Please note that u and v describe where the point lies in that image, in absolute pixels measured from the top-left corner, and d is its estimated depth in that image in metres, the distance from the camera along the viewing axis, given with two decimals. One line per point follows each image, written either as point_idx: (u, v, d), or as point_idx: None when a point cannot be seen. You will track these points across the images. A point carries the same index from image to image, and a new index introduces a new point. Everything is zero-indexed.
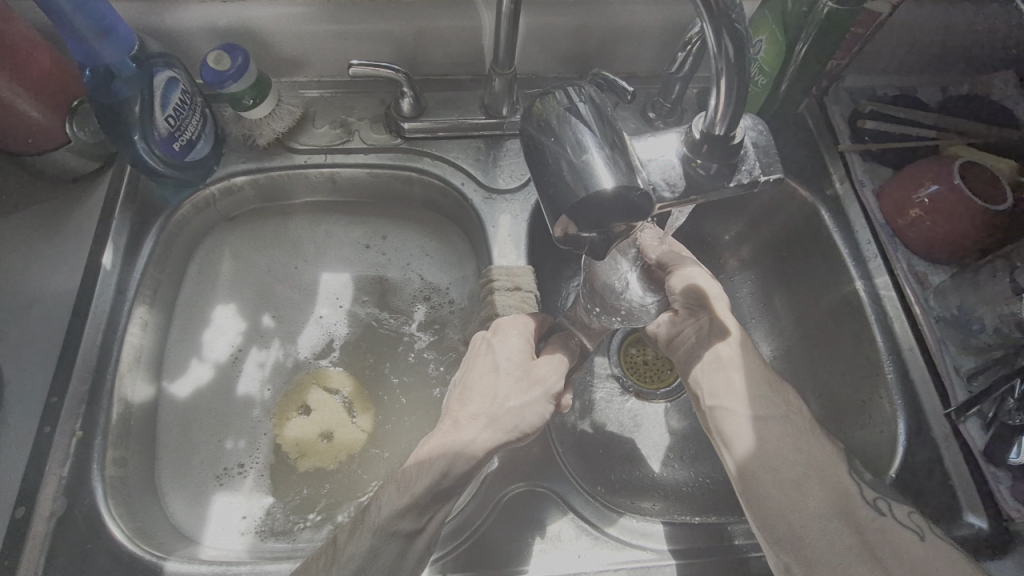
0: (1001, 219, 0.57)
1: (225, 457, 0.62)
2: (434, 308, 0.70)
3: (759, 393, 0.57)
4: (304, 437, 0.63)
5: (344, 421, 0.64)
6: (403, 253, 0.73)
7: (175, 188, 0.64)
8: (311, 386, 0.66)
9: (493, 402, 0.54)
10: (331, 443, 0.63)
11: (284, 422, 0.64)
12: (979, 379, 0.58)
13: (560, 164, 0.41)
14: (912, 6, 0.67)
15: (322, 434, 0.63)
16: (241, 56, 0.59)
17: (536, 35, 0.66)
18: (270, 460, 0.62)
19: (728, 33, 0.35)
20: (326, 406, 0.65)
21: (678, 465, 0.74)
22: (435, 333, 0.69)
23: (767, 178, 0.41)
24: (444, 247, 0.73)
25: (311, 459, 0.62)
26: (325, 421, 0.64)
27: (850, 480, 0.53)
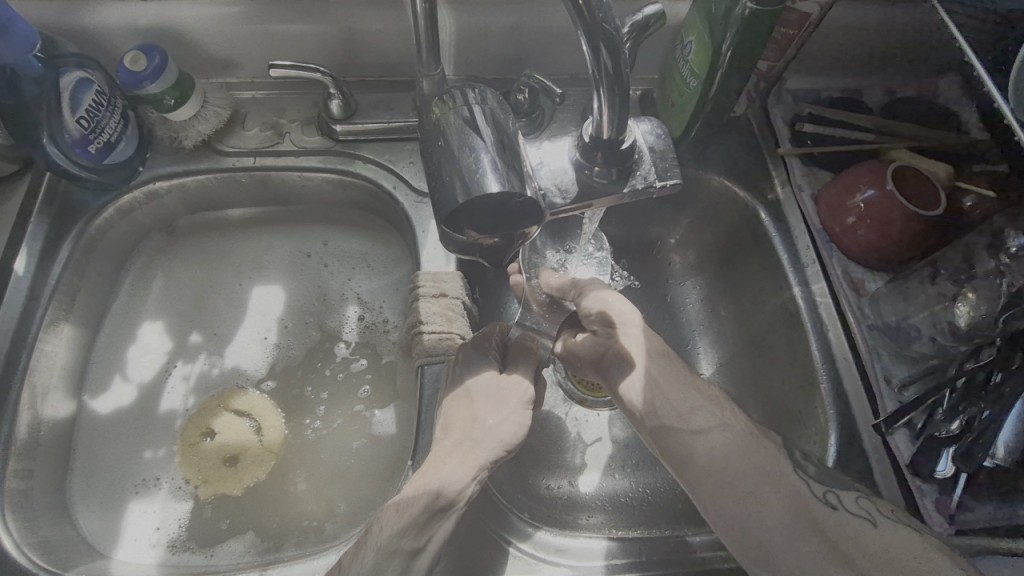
0: (931, 225, 0.57)
1: (143, 468, 0.61)
2: (366, 317, 0.69)
3: (693, 405, 0.52)
4: (206, 463, 0.61)
5: (254, 449, 0.62)
6: (337, 259, 0.71)
7: (96, 191, 0.63)
8: (217, 410, 0.64)
9: (472, 424, 0.53)
10: (235, 469, 0.61)
11: (190, 447, 0.62)
12: (911, 390, 0.56)
13: (451, 172, 0.40)
14: (853, 7, 0.66)
15: (227, 458, 0.62)
16: (158, 56, 0.58)
17: (468, 37, 0.64)
18: (187, 471, 0.61)
19: (605, 43, 0.34)
20: (231, 430, 0.63)
21: (619, 476, 0.71)
22: (366, 341, 0.68)
23: (662, 184, 0.41)
24: (380, 253, 0.72)
25: (216, 488, 0.60)
26: (228, 446, 0.62)
27: (797, 479, 0.49)
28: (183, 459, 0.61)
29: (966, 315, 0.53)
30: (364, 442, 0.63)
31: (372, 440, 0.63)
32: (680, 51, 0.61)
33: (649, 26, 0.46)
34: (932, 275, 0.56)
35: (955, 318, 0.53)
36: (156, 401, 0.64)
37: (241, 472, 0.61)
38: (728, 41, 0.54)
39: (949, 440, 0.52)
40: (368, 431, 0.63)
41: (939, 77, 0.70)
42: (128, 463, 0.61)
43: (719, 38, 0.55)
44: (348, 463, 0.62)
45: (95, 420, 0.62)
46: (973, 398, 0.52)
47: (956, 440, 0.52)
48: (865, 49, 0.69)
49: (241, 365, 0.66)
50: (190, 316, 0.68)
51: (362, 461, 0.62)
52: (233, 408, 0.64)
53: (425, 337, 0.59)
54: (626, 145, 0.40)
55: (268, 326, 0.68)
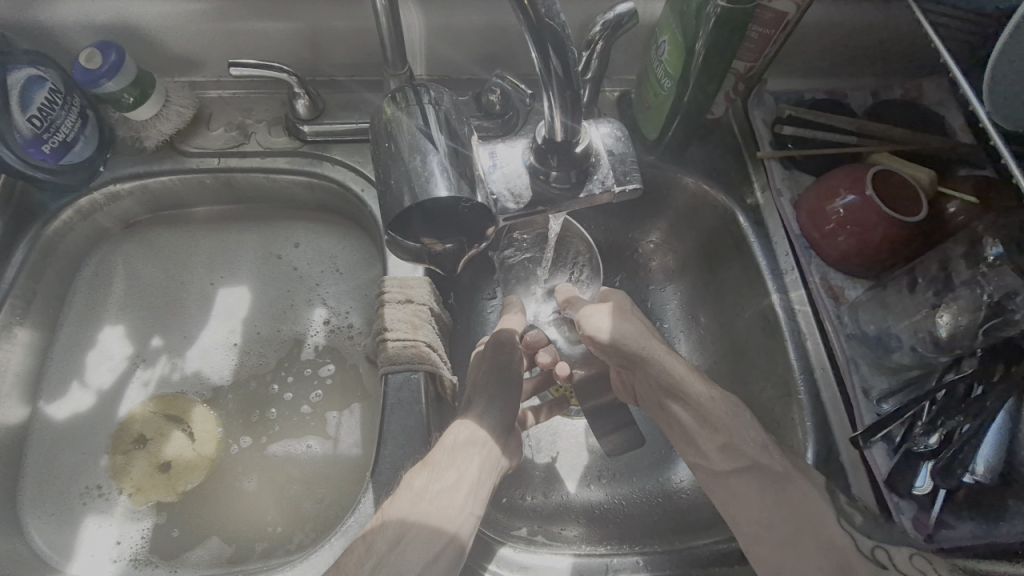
0: (915, 232, 0.54)
1: (92, 474, 0.59)
2: (333, 324, 0.67)
3: (724, 444, 0.54)
4: (141, 471, 0.59)
5: (187, 454, 0.60)
6: (305, 263, 0.69)
7: (54, 192, 0.61)
8: (151, 416, 0.62)
9: (459, 471, 0.53)
10: (170, 476, 0.59)
11: (120, 456, 0.60)
12: (890, 402, 0.54)
13: (399, 176, 0.39)
14: (837, 6, 0.63)
15: (160, 465, 0.60)
16: (114, 53, 0.56)
17: (438, 34, 0.62)
18: (138, 482, 0.59)
19: (552, 46, 0.34)
20: (166, 438, 0.61)
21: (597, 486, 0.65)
22: (333, 349, 0.66)
23: (620, 188, 0.42)
24: (349, 256, 0.70)
25: (148, 497, 0.58)
26: (162, 453, 0.60)
27: (841, 532, 0.48)
28: (115, 470, 0.59)
29: (948, 323, 0.52)
30: (326, 452, 0.61)
31: (335, 451, 0.61)
32: (654, 51, 0.59)
33: (621, 24, 0.43)
34: (911, 284, 0.55)
35: (937, 326, 0.53)
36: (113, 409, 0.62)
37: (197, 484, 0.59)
38: (700, 41, 0.53)
39: (928, 455, 0.50)
40: (331, 441, 0.61)
41: (927, 79, 0.68)
42: (84, 472, 0.59)
43: (691, 37, 0.53)
44: (310, 474, 0.60)
45: (51, 428, 0.60)
46: (951, 412, 0.51)
47: (935, 454, 0.50)
48: (850, 49, 0.67)
49: (203, 370, 0.64)
50: (150, 320, 0.66)
51: (324, 472, 0.60)
52: (168, 415, 0.62)
53: (390, 344, 0.57)
54: (579, 150, 0.41)
55: (232, 331, 0.66)
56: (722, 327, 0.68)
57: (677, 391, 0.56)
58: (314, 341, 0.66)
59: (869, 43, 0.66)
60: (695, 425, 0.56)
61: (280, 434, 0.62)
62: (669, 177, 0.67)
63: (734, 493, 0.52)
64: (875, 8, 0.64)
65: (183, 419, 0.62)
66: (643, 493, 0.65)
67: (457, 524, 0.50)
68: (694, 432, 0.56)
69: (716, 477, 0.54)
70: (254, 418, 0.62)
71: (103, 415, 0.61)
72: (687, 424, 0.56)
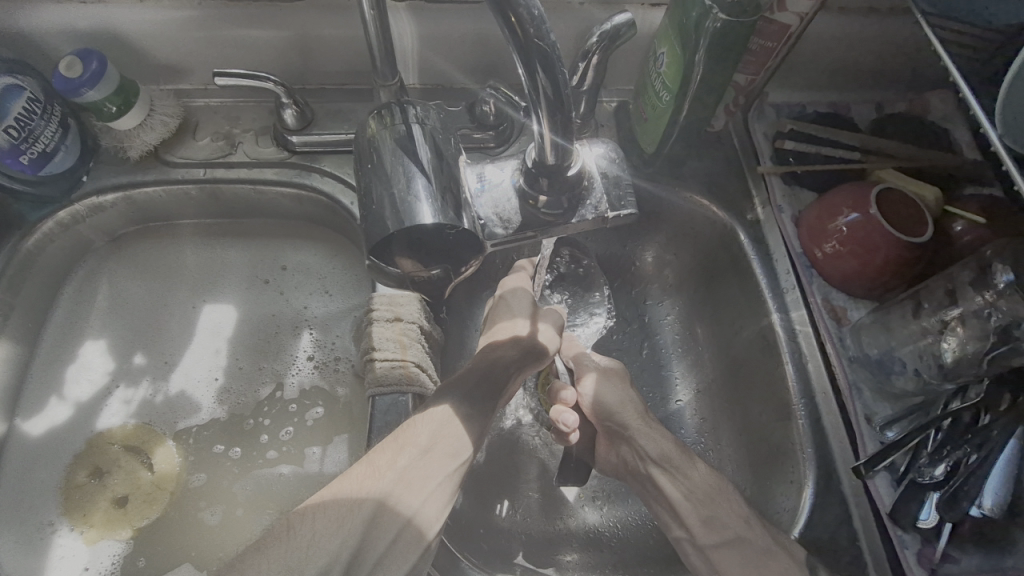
0: (919, 253, 0.53)
1: (46, 510, 0.57)
2: (319, 342, 0.65)
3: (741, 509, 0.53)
4: (95, 504, 0.57)
5: (143, 486, 0.58)
6: (293, 277, 0.68)
7: (34, 203, 0.59)
8: (105, 446, 0.59)
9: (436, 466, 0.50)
10: (125, 510, 0.57)
11: (72, 489, 0.57)
12: (893, 429, 0.52)
13: (383, 200, 0.37)
14: (842, 17, 0.61)
15: (116, 499, 0.58)
16: (96, 61, 0.54)
17: (431, 44, 0.60)
18: (108, 510, 0.57)
19: (541, 65, 0.32)
20: (123, 470, 0.59)
21: (591, 508, 0.63)
22: (320, 366, 0.64)
23: (613, 214, 0.41)
24: (339, 271, 0.68)
25: (100, 534, 0.56)
26: (118, 486, 0.58)
27: None
28: (65, 505, 0.57)
29: (954, 350, 0.51)
30: (313, 472, 0.60)
31: (322, 471, 0.60)
32: (653, 62, 0.57)
33: (619, 36, 0.41)
34: (915, 309, 0.54)
35: (942, 352, 0.52)
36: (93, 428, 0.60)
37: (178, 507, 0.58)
38: (701, 55, 0.51)
39: (933, 486, 0.48)
40: (318, 460, 0.60)
41: (931, 93, 0.66)
42: (61, 493, 0.57)
43: (692, 50, 0.51)
44: (296, 495, 0.59)
45: (28, 447, 0.58)
46: (955, 442, 0.49)
47: (940, 486, 0.48)
48: (853, 61, 0.65)
49: (186, 387, 0.63)
50: (134, 336, 0.64)
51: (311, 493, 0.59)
52: (122, 444, 0.60)
53: (377, 364, 0.55)
54: (572, 174, 0.39)
55: (218, 347, 0.65)
56: (718, 345, 0.66)
57: (656, 454, 0.58)
58: (300, 357, 0.65)
59: (873, 55, 0.65)
60: (678, 493, 0.56)
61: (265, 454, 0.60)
62: (667, 191, 0.65)
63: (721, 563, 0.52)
64: (881, 20, 0.62)
65: (143, 450, 0.60)
66: (637, 516, 0.63)
67: (432, 524, 0.48)
68: (678, 503, 0.56)
69: (702, 547, 0.54)
70: (241, 437, 0.61)
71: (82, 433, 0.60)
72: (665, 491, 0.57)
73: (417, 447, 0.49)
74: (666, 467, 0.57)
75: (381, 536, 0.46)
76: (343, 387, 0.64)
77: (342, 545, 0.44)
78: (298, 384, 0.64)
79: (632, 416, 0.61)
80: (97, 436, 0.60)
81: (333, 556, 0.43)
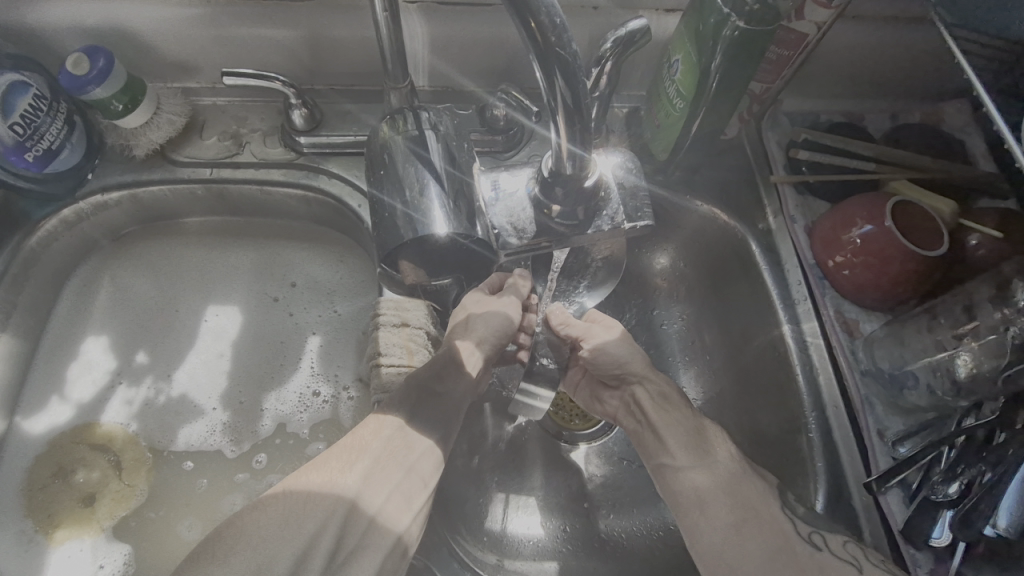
0: (935, 265, 0.52)
1: (13, 521, 0.55)
2: (317, 376, 0.63)
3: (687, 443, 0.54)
4: (63, 504, 0.56)
5: (111, 483, 0.58)
6: (302, 298, 0.67)
7: (39, 201, 0.59)
8: (75, 445, 0.59)
9: (402, 465, 0.49)
10: (92, 509, 0.56)
11: (36, 492, 0.56)
12: (906, 445, 0.52)
13: (396, 208, 0.37)
14: (859, 26, 0.61)
15: (83, 498, 0.57)
16: (103, 58, 0.53)
17: (442, 47, 0.59)
18: (81, 513, 0.56)
19: (560, 69, 0.31)
20: (93, 464, 0.58)
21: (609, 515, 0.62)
22: (324, 405, 0.62)
23: (630, 225, 0.41)
24: (346, 284, 0.67)
25: (67, 535, 0.55)
26: (90, 484, 0.57)
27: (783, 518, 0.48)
28: (30, 506, 0.56)
29: (967, 365, 0.50)
30: None
31: None
32: (666, 69, 0.56)
33: (633, 41, 0.41)
34: (930, 323, 0.52)
35: (956, 367, 0.51)
36: (98, 427, 0.60)
37: (171, 512, 0.57)
38: (718, 62, 0.50)
39: (947, 504, 0.47)
40: None
41: (947, 103, 0.65)
42: (56, 494, 0.57)
43: (709, 57, 0.50)
44: None
45: (28, 446, 0.58)
46: (970, 459, 0.47)
47: (954, 504, 0.47)
48: (869, 70, 0.64)
49: (188, 391, 0.62)
50: (137, 335, 0.64)
51: None
52: (92, 442, 0.59)
53: (383, 370, 0.55)
54: (588, 184, 0.39)
55: (221, 352, 0.64)
56: (727, 354, 0.65)
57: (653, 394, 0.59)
58: (304, 396, 0.62)
59: (890, 65, 0.64)
60: (675, 416, 0.56)
61: (266, 455, 0.60)
62: (680, 199, 0.64)
63: (692, 482, 0.52)
64: (898, 29, 0.61)
65: (108, 446, 0.59)
66: (645, 526, 0.61)
67: (401, 518, 0.47)
68: (668, 441, 0.55)
69: (681, 473, 0.53)
70: (245, 444, 0.60)
71: (78, 440, 0.59)
72: (657, 431, 0.56)
73: (379, 444, 0.49)
74: (661, 407, 0.57)
75: (353, 530, 0.45)
76: (349, 407, 0.62)
77: (318, 532, 0.43)
78: (308, 417, 0.62)
79: (640, 364, 0.61)
80: (96, 439, 0.59)
81: (309, 545, 0.42)
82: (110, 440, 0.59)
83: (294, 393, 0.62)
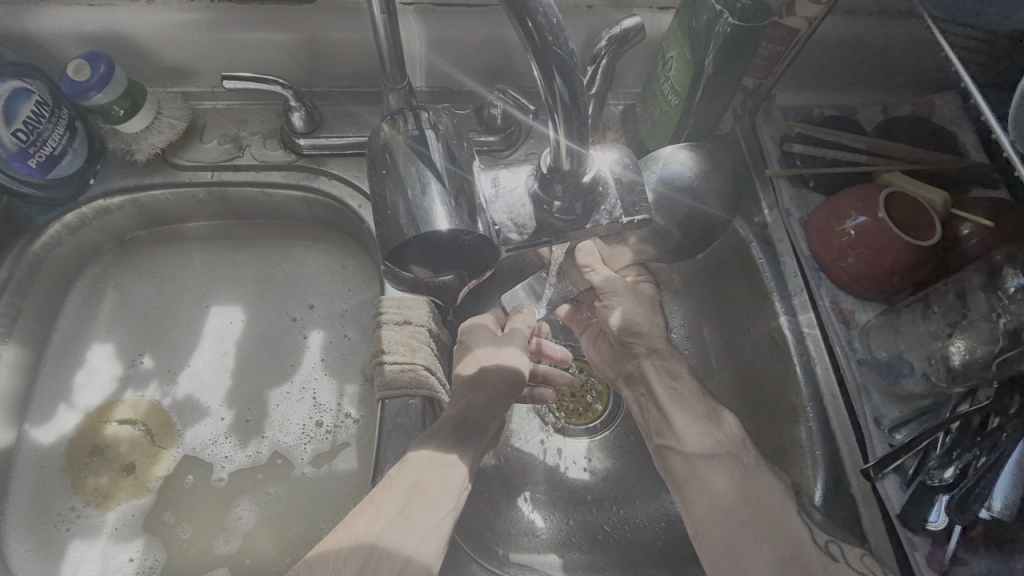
0: (928, 256, 0.52)
1: (61, 499, 0.57)
2: (317, 389, 0.63)
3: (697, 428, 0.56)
4: (105, 477, 0.58)
5: (145, 449, 0.60)
6: (310, 296, 0.67)
7: (42, 207, 0.59)
8: (95, 424, 0.60)
9: (428, 508, 0.48)
10: (136, 476, 0.59)
11: (77, 472, 0.58)
12: (903, 433, 0.52)
13: (397, 207, 0.37)
14: (851, 21, 0.62)
15: (124, 467, 0.59)
16: (104, 64, 0.54)
17: (439, 47, 0.60)
18: (123, 483, 0.58)
19: (558, 70, 0.32)
20: (122, 442, 0.60)
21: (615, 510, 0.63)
22: (326, 436, 0.61)
23: (626, 219, 0.43)
24: (349, 286, 0.68)
25: (117, 501, 0.58)
26: (125, 457, 0.59)
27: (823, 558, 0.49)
28: (74, 485, 0.58)
29: (961, 352, 0.51)
30: (324, 478, 0.60)
31: (333, 474, 0.60)
32: (661, 67, 0.57)
33: (629, 38, 0.41)
34: (924, 311, 0.53)
35: (949, 354, 0.51)
36: (118, 405, 0.61)
37: (182, 503, 0.58)
38: (710, 59, 0.51)
39: (942, 489, 0.48)
40: (329, 469, 0.60)
41: (937, 94, 0.66)
42: (97, 467, 0.59)
43: (702, 53, 0.51)
44: (308, 499, 0.59)
45: (39, 451, 0.58)
46: (966, 445, 0.48)
47: (950, 488, 0.48)
48: (861, 63, 0.65)
49: (194, 393, 0.63)
50: (142, 340, 0.64)
51: (318, 496, 0.59)
52: (116, 421, 0.60)
53: (386, 368, 0.55)
54: (586, 179, 0.40)
55: (225, 353, 0.65)
56: (726, 345, 0.67)
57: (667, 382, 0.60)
58: (307, 428, 0.62)
59: (880, 58, 0.65)
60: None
61: (263, 474, 0.60)
62: None
63: (715, 493, 0.52)
64: (890, 22, 0.62)
65: (137, 419, 0.61)
66: (650, 517, 0.62)
67: (432, 561, 0.47)
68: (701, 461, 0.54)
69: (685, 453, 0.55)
70: (247, 453, 0.60)
71: (102, 419, 0.60)
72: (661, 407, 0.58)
73: (402, 492, 0.48)
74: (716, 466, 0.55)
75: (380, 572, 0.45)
76: (354, 424, 0.62)
77: None
78: (311, 436, 0.61)
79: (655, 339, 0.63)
80: (118, 416, 0.61)
81: None
82: (135, 412, 0.61)
83: (298, 401, 0.63)
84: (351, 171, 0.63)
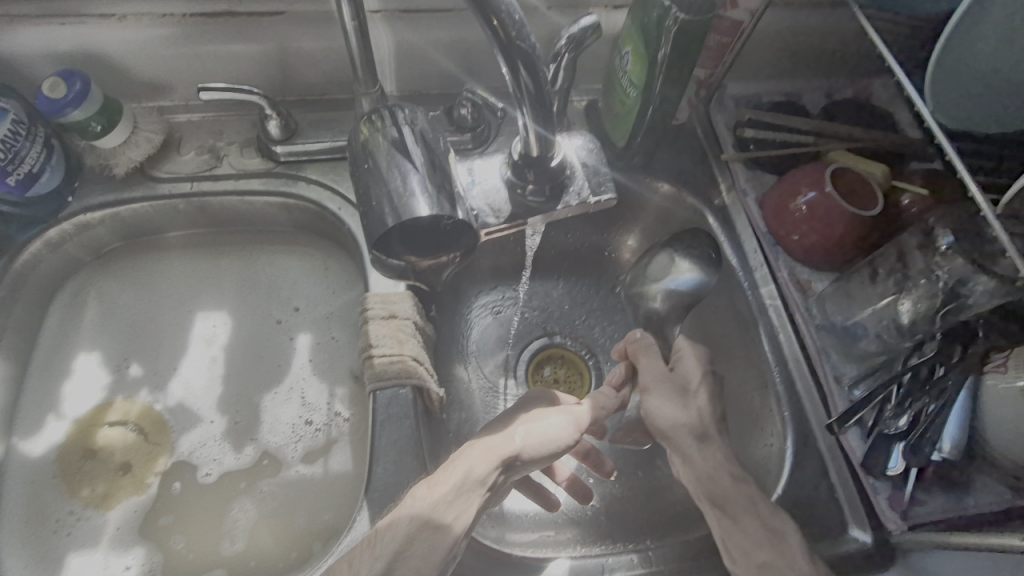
0: (872, 225, 0.57)
1: (59, 504, 0.58)
2: (308, 388, 0.65)
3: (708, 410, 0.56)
4: (101, 476, 0.59)
5: (140, 448, 0.61)
6: (294, 300, 0.69)
7: (21, 225, 0.60)
8: (87, 428, 0.61)
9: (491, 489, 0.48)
10: (132, 475, 0.60)
11: (72, 472, 0.59)
12: (861, 388, 0.56)
13: (381, 202, 0.40)
14: (790, 13, 0.66)
15: (120, 466, 0.60)
16: (79, 82, 0.55)
17: (408, 52, 0.63)
18: (120, 482, 0.59)
19: (521, 62, 0.35)
20: (114, 443, 0.61)
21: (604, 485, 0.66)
22: (318, 436, 0.63)
23: (595, 199, 0.47)
24: (334, 288, 0.70)
25: (117, 500, 0.59)
26: (118, 456, 0.60)
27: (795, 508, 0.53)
28: (70, 489, 0.59)
29: (909, 312, 0.56)
30: (318, 475, 0.61)
31: (328, 470, 0.61)
32: (619, 62, 0.61)
33: (586, 38, 0.43)
34: (872, 276, 0.58)
35: (900, 314, 0.56)
36: (111, 405, 0.62)
37: (179, 507, 0.59)
38: (663, 52, 0.54)
39: (898, 436, 0.53)
40: (323, 465, 0.61)
41: (873, 79, 0.72)
42: (92, 468, 0.60)
43: (655, 47, 0.55)
44: (305, 496, 0.60)
45: (28, 464, 0.59)
46: (917, 395, 0.52)
47: (904, 435, 0.52)
48: (802, 52, 0.70)
49: (184, 399, 0.64)
50: (127, 346, 0.65)
51: (314, 492, 0.60)
52: (107, 423, 0.61)
53: (376, 361, 0.57)
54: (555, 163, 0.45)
55: (214, 358, 0.66)
56: (697, 321, 0.71)
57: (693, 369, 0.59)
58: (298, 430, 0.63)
59: (819, 46, 0.70)
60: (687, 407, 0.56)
61: (255, 473, 0.61)
62: (639, 185, 0.69)
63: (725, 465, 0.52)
64: (825, 13, 0.67)
65: (125, 418, 0.62)
66: (636, 488, 0.66)
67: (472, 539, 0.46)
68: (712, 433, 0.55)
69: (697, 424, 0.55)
70: (243, 453, 0.62)
71: (94, 422, 0.61)
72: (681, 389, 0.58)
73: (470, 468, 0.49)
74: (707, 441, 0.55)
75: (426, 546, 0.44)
76: (345, 420, 0.64)
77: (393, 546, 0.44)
78: (304, 435, 0.63)
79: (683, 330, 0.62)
80: (109, 418, 0.62)
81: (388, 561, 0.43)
82: (126, 415, 0.62)
83: (290, 400, 0.64)
84: (329, 175, 0.65)
